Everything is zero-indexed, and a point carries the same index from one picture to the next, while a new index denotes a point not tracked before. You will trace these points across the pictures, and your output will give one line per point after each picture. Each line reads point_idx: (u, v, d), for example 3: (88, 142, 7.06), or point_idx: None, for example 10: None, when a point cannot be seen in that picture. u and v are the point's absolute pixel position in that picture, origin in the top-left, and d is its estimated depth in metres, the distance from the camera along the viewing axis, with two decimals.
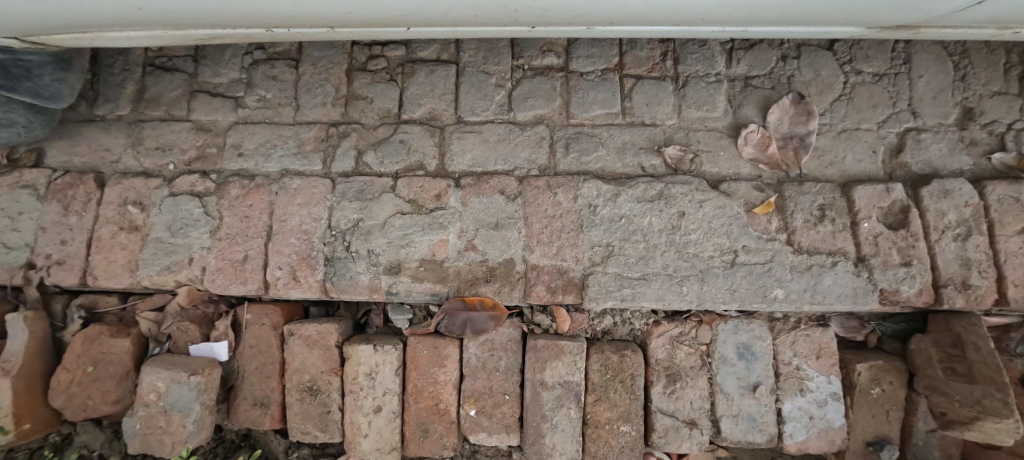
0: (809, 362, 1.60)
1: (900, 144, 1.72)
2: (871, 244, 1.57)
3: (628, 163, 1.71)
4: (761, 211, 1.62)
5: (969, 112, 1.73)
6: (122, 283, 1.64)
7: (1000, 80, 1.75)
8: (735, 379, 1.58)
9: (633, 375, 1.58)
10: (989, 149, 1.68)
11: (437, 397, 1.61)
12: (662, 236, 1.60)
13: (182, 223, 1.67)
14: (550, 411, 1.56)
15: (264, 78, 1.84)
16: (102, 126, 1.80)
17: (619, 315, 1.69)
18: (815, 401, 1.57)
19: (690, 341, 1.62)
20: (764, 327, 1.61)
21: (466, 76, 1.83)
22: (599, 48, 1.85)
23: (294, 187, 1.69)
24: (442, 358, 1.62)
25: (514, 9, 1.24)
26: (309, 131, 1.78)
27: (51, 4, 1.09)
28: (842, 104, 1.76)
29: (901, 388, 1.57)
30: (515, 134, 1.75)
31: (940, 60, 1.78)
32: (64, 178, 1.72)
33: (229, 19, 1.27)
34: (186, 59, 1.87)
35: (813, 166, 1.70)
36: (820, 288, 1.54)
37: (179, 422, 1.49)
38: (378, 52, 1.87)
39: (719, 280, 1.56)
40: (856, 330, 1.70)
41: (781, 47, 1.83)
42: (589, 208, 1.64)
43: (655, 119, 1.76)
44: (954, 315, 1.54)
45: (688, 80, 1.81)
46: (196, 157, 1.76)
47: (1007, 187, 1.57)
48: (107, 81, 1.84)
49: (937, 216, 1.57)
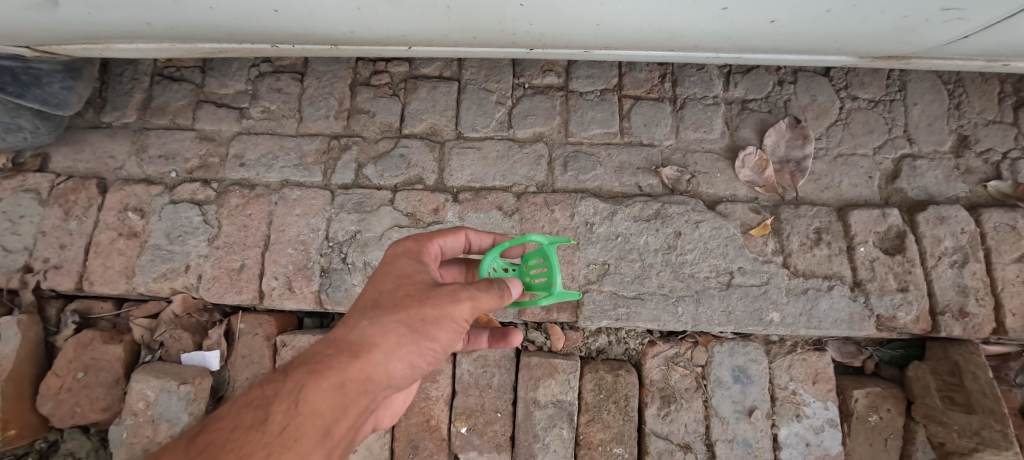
0: (806, 388, 1.58)
1: (896, 170, 1.73)
2: (868, 269, 1.57)
3: (625, 182, 1.73)
4: (758, 233, 1.62)
5: (965, 140, 1.74)
6: (118, 289, 1.64)
7: (994, 109, 1.77)
8: (731, 403, 1.56)
9: (627, 396, 1.56)
10: (985, 176, 1.69)
11: (428, 413, 1.58)
12: (658, 256, 1.60)
13: (181, 231, 1.68)
14: (542, 430, 1.54)
15: (270, 90, 1.87)
16: (107, 133, 1.82)
17: (614, 334, 1.68)
18: (811, 428, 1.54)
19: (685, 363, 1.61)
20: (760, 350, 1.60)
21: (468, 92, 1.86)
22: (599, 69, 1.88)
23: (294, 197, 1.71)
24: (435, 373, 1.61)
25: (511, 32, 1.27)
26: (311, 143, 1.80)
27: (65, 16, 1.13)
28: (838, 128, 1.78)
29: (898, 416, 1.55)
30: (514, 151, 1.77)
31: (934, 88, 1.81)
32: (68, 183, 1.74)
33: (234, 33, 1.30)
34: (194, 69, 1.91)
35: (810, 189, 1.71)
36: (815, 313, 1.53)
37: (166, 432, 1.47)
38: (382, 67, 1.90)
39: (715, 302, 1.55)
40: (854, 354, 1.67)
41: (778, 72, 1.86)
42: (586, 226, 1.64)
43: (653, 140, 1.79)
44: (952, 342, 1.53)
45: (686, 102, 1.83)
46: (198, 166, 1.78)
47: (1004, 215, 1.58)
48: (115, 89, 1.87)
49: (933, 242, 1.58)
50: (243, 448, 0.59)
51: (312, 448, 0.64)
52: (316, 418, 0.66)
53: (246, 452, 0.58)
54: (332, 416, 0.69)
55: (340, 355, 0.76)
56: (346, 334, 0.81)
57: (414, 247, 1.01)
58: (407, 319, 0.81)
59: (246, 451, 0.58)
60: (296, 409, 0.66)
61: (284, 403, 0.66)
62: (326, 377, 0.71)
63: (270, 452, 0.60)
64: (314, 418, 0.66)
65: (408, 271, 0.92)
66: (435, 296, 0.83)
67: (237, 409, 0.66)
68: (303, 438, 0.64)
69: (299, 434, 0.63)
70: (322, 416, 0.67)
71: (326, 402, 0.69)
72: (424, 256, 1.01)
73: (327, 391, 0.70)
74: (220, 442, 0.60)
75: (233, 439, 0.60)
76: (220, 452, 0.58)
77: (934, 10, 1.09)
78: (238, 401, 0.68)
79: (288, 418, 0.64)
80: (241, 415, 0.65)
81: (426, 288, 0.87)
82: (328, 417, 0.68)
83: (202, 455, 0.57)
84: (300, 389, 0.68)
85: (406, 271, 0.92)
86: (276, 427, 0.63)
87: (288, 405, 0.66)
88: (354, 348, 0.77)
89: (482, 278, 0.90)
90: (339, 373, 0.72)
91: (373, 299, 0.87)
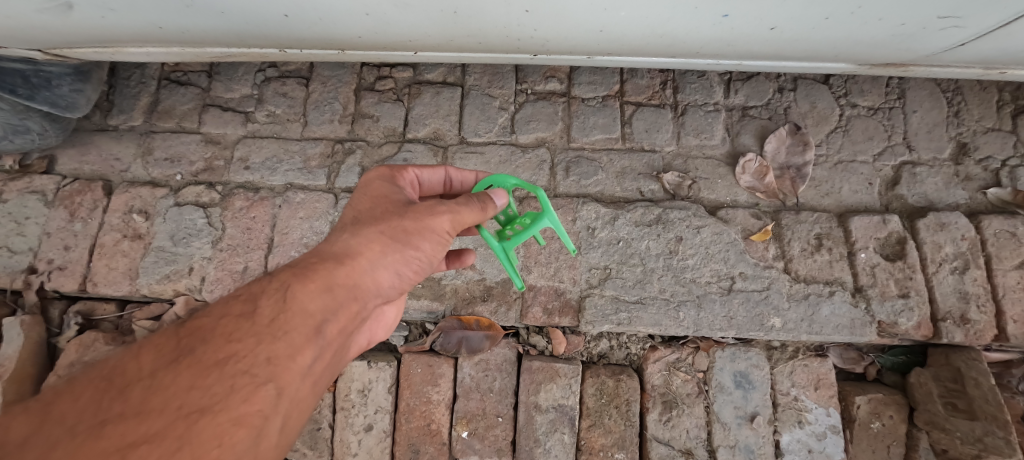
0: (808, 394, 1.57)
1: (896, 177, 1.73)
2: (869, 274, 1.58)
3: (626, 187, 1.74)
4: (759, 239, 1.63)
5: (964, 147, 1.76)
6: (121, 291, 1.64)
7: (992, 117, 1.79)
8: (732, 408, 1.55)
9: (628, 401, 1.56)
10: (984, 183, 1.70)
11: (429, 417, 1.58)
12: (659, 260, 1.61)
13: (185, 233, 1.69)
14: (543, 435, 1.53)
15: (275, 94, 1.89)
16: (114, 136, 1.84)
17: (615, 339, 1.66)
18: (813, 434, 1.53)
19: (686, 368, 1.60)
20: (762, 355, 1.60)
21: (471, 98, 1.88)
22: (600, 76, 1.91)
23: (298, 200, 1.72)
24: (436, 376, 1.61)
25: (515, 38, 1.29)
26: (315, 147, 1.82)
27: (79, 19, 1.15)
28: (838, 135, 1.79)
29: (901, 422, 1.54)
30: (517, 156, 1.78)
31: (932, 96, 1.83)
32: (74, 185, 1.75)
33: (243, 37, 1.32)
34: (201, 74, 1.93)
35: (810, 195, 1.72)
36: (817, 318, 1.54)
37: None
38: (386, 73, 1.93)
39: (716, 307, 1.56)
40: (855, 361, 1.66)
41: (778, 79, 1.88)
42: (587, 230, 1.65)
43: (654, 146, 1.80)
44: (954, 349, 1.53)
45: (687, 108, 1.85)
46: (203, 169, 1.80)
47: (1003, 222, 1.60)
48: (123, 92, 1.90)
49: (934, 248, 1.59)
50: (237, 333, 0.66)
51: (303, 339, 0.71)
52: (305, 315, 0.74)
53: (240, 336, 0.65)
54: (322, 315, 0.77)
55: (326, 262, 0.85)
56: (330, 246, 0.90)
57: (388, 173, 1.09)
58: (387, 231, 0.92)
59: (240, 335, 0.65)
60: (285, 305, 0.73)
61: (272, 300, 0.73)
62: (314, 280, 0.79)
63: (263, 338, 0.67)
64: (304, 315, 0.74)
65: (384, 194, 1.02)
66: (413, 213, 0.95)
67: (227, 301, 0.73)
68: (294, 330, 0.71)
69: (290, 326, 0.71)
70: (312, 314, 0.75)
71: (315, 301, 0.77)
72: (399, 183, 1.10)
73: (315, 291, 0.78)
74: (212, 328, 0.66)
75: (225, 326, 0.67)
76: (214, 335, 0.65)
77: (931, 17, 1.11)
78: (226, 296, 0.74)
79: (277, 311, 0.71)
80: (231, 307, 0.71)
81: (403, 207, 0.98)
82: (317, 315, 0.76)
83: (196, 337, 0.64)
84: (288, 289, 0.76)
85: (381, 194, 1.02)
86: (267, 318, 0.70)
87: (277, 300, 0.73)
88: (340, 257, 0.86)
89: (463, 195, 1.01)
90: (325, 277, 0.81)
91: (353, 219, 0.97)
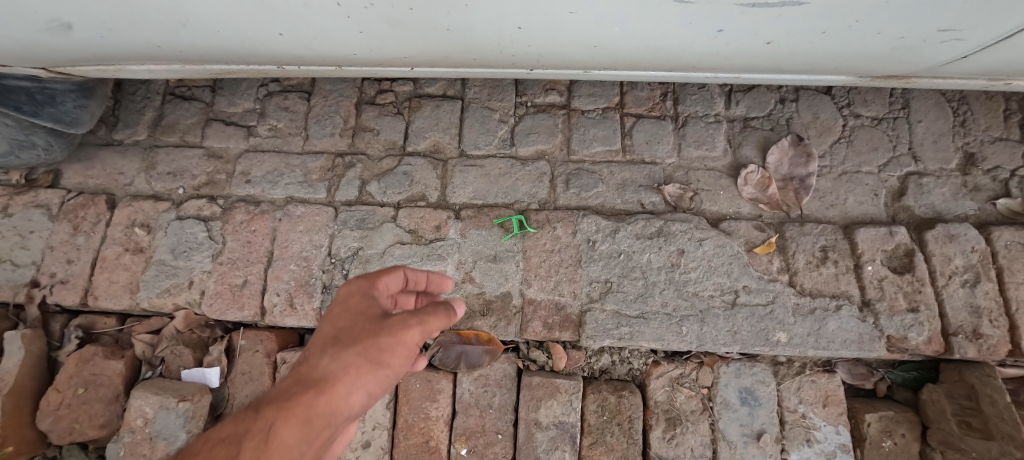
0: (816, 411, 1.53)
1: (903, 188, 1.71)
2: (876, 288, 1.54)
3: (627, 199, 1.72)
4: (762, 251, 1.60)
5: (971, 157, 1.73)
6: (121, 304, 1.64)
7: (1000, 127, 1.77)
8: (738, 426, 1.51)
9: (631, 418, 1.52)
10: (993, 194, 1.67)
11: (428, 434, 1.55)
12: (660, 274, 1.58)
13: (186, 246, 1.69)
14: (543, 452, 1.50)
15: (277, 109, 1.91)
16: (119, 150, 1.86)
17: (617, 354, 1.64)
18: (823, 453, 1.49)
19: (690, 383, 1.56)
20: (767, 371, 1.56)
21: (471, 111, 1.89)
22: (600, 88, 1.91)
23: (298, 214, 1.73)
24: (435, 392, 1.58)
25: (510, 54, 1.29)
26: (316, 161, 1.82)
27: (79, 39, 1.17)
28: (842, 146, 1.77)
29: (914, 441, 1.49)
30: (516, 169, 1.78)
31: (937, 106, 1.81)
32: (78, 199, 1.77)
33: (241, 55, 1.33)
34: (205, 89, 1.96)
35: (815, 207, 1.70)
36: (824, 333, 1.50)
37: (163, 450, 1.41)
38: (387, 86, 1.94)
39: (719, 322, 1.52)
40: (865, 377, 1.61)
41: (780, 90, 1.87)
42: (588, 243, 1.64)
43: (655, 158, 1.79)
44: (967, 364, 1.48)
45: (688, 120, 1.84)
46: (205, 182, 1.81)
47: (1015, 233, 1.56)
48: (128, 107, 1.92)
49: (943, 261, 1.55)
50: None
51: None
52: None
53: None
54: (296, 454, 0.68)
55: (301, 393, 0.74)
56: (310, 371, 0.79)
57: (366, 283, 0.98)
58: (364, 354, 0.80)
59: None
60: (258, 451, 0.65)
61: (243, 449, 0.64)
62: (290, 416, 0.69)
63: None
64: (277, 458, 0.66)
65: (363, 307, 0.91)
66: (389, 326, 0.85)
67: (208, 447, 0.66)
68: None
69: None
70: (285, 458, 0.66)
71: (288, 443, 0.68)
72: (377, 290, 0.98)
73: (290, 431, 0.69)
74: None
75: None
76: None
77: (931, 30, 1.10)
78: (203, 443, 0.68)
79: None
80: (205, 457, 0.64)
81: (381, 321, 0.87)
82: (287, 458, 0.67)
83: None
84: (263, 431, 0.67)
85: (361, 309, 0.91)
86: None
87: (258, 440, 0.66)
88: (315, 385, 0.75)
89: (439, 302, 0.97)
90: (303, 410, 0.71)
91: (331, 338, 0.85)
